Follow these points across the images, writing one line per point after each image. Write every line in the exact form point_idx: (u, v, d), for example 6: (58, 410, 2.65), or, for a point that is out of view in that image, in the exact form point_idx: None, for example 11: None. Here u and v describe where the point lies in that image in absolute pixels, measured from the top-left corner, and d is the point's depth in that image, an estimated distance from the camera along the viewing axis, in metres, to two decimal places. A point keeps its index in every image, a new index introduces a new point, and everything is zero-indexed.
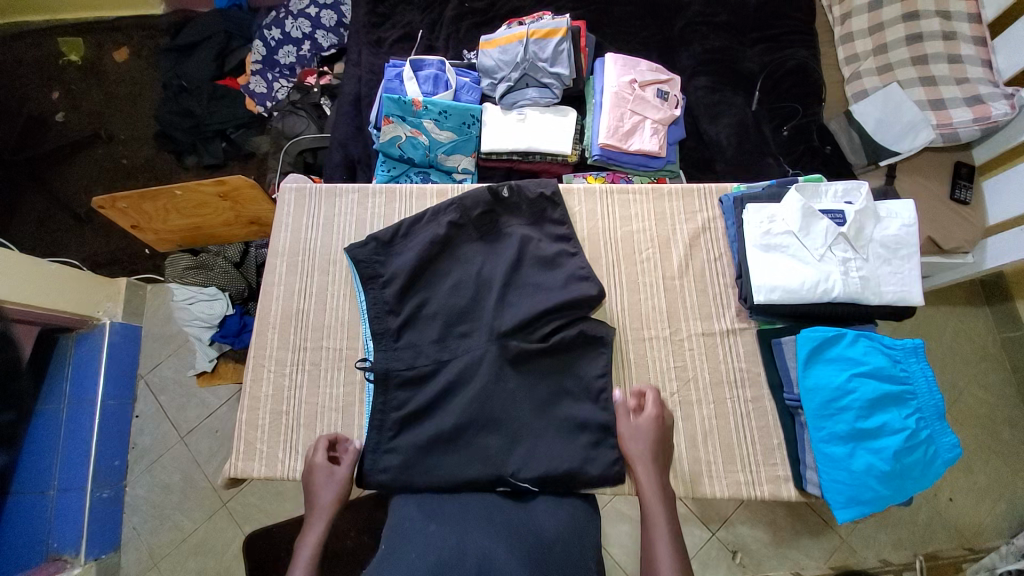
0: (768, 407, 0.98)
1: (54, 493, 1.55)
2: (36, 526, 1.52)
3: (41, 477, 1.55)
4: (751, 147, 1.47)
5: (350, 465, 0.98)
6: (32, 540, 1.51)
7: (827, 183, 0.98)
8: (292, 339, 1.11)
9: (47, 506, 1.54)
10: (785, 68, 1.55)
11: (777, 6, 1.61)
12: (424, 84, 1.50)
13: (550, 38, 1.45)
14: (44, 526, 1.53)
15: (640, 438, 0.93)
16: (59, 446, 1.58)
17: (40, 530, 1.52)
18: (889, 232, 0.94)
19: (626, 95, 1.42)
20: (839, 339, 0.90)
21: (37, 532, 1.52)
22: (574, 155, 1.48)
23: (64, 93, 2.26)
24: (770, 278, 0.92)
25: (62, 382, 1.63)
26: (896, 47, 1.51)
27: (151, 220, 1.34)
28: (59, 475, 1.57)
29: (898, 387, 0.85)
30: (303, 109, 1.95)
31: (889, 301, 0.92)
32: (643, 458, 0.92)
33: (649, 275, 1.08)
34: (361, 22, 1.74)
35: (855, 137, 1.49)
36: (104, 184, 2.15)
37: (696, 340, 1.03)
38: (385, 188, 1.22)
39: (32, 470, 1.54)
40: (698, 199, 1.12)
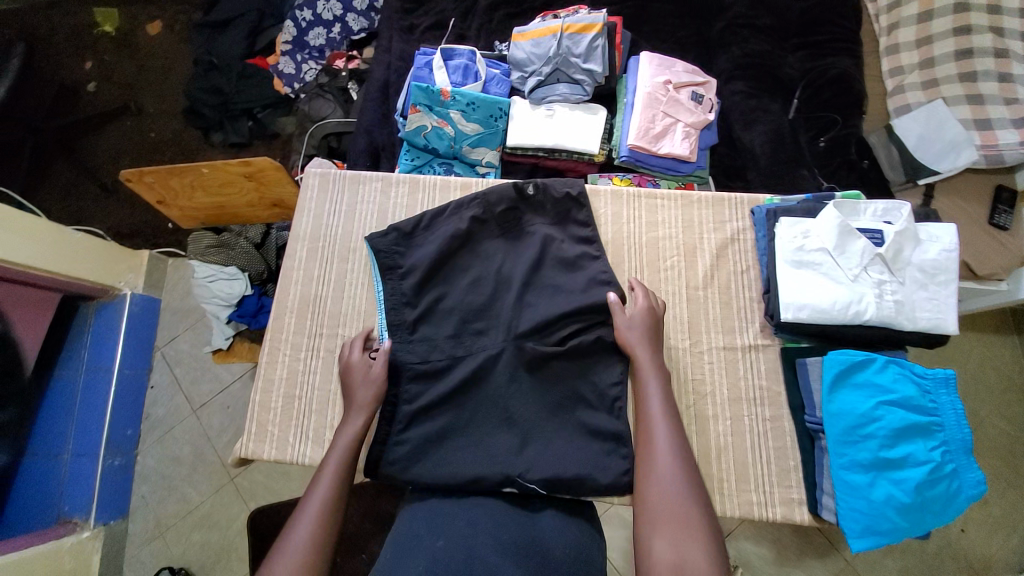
0: (786, 428, 0.96)
1: (67, 458, 1.58)
2: (48, 489, 1.55)
3: (56, 441, 1.57)
4: (785, 157, 1.42)
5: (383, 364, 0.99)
6: (45, 502, 1.54)
7: (866, 201, 0.94)
8: (309, 324, 1.11)
9: (60, 471, 1.57)
10: (826, 77, 1.49)
11: (823, 11, 1.55)
12: (454, 74, 1.48)
13: (585, 33, 1.41)
14: (56, 489, 1.56)
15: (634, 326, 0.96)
16: (74, 412, 1.62)
17: (51, 493, 1.55)
18: (928, 256, 0.90)
19: (659, 97, 1.39)
20: (868, 365, 0.87)
21: (49, 494, 1.55)
22: (602, 154, 1.45)
23: (97, 64, 2.28)
24: (799, 295, 0.89)
25: (80, 349, 1.66)
26: (945, 61, 1.45)
27: (177, 197, 1.35)
28: (73, 440, 1.60)
29: (925, 418, 0.82)
30: (330, 93, 1.95)
31: (923, 328, 0.88)
32: (640, 345, 0.94)
33: (672, 284, 1.06)
34: (393, 8, 1.72)
35: (894, 153, 1.44)
36: (131, 156, 2.17)
37: (716, 354, 1.00)
38: (409, 178, 1.21)
39: (48, 433, 1.56)
40: (728, 209, 1.09)
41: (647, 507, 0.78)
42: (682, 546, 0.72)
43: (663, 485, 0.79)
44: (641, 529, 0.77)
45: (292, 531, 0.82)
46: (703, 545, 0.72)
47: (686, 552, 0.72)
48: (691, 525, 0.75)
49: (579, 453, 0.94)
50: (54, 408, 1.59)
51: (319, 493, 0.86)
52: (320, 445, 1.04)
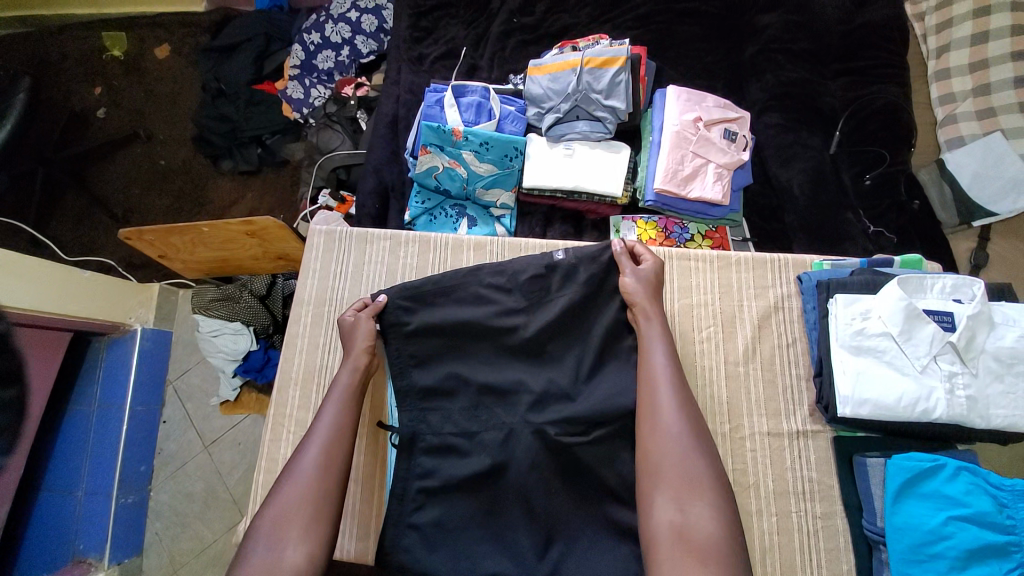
0: (841, 528, 0.86)
1: (81, 495, 1.55)
2: (64, 525, 1.52)
3: (70, 478, 1.55)
4: (825, 198, 1.30)
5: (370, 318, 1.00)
6: (60, 539, 1.52)
7: (932, 275, 0.83)
8: (314, 398, 1.04)
9: (74, 508, 1.54)
10: (871, 107, 1.37)
11: (866, 34, 1.42)
12: (466, 112, 1.39)
13: (607, 67, 1.32)
14: (71, 526, 1.53)
15: (639, 276, 0.96)
16: (87, 449, 1.58)
17: (66, 531, 1.52)
18: (1005, 343, 0.78)
19: (689, 135, 1.28)
20: (936, 472, 0.76)
21: (64, 530, 1.52)
22: (625, 197, 1.35)
23: (106, 90, 2.25)
24: (858, 387, 0.79)
25: (93, 384, 1.63)
26: (1002, 89, 1.29)
27: (179, 251, 1.29)
28: (87, 478, 1.56)
29: (1003, 538, 0.71)
30: (338, 123, 1.88)
31: (998, 427, 0.77)
32: (641, 296, 0.94)
33: (710, 359, 0.95)
34: (402, 36, 1.63)
35: (947, 191, 1.31)
36: (142, 184, 2.13)
37: (760, 441, 0.90)
38: (420, 236, 1.13)
39: (64, 471, 1.55)
40: (770, 272, 0.99)
41: (649, 461, 0.76)
42: (685, 507, 0.70)
43: (670, 449, 0.76)
44: (643, 483, 0.76)
45: (304, 449, 0.83)
46: (709, 501, 0.70)
47: (688, 512, 0.70)
48: (694, 486, 0.72)
49: (607, 551, 0.87)
50: (70, 444, 1.57)
51: (327, 420, 0.87)
52: None
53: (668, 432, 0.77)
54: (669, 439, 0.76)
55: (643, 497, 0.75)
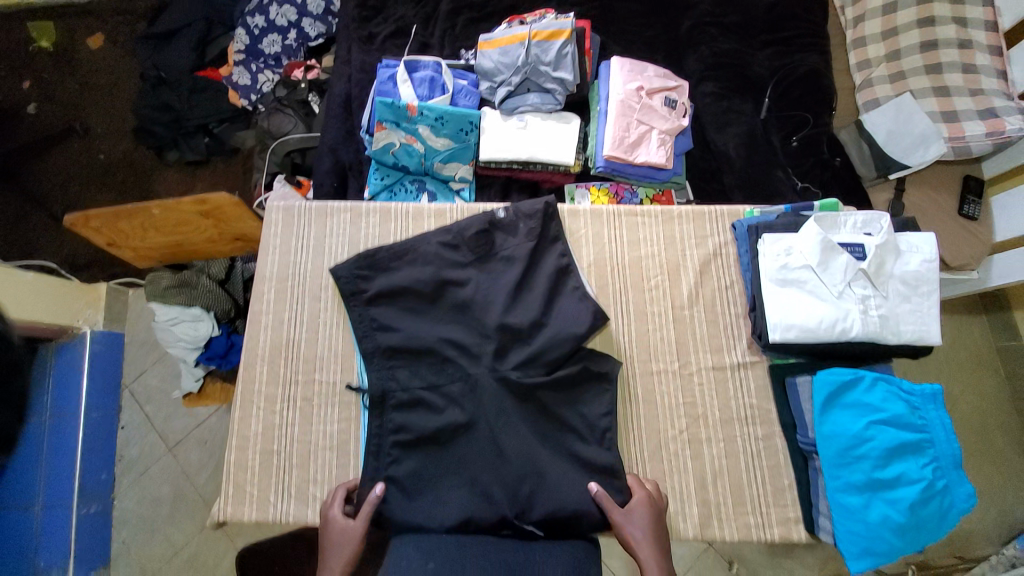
0: (780, 446, 0.96)
1: (39, 509, 1.47)
2: (22, 540, 1.43)
3: (27, 492, 1.44)
4: (759, 158, 1.41)
5: (363, 519, 0.91)
6: (20, 556, 1.42)
7: (846, 213, 0.94)
8: (282, 372, 1.05)
9: (31, 524, 1.45)
10: (796, 74, 1.48)
11: (790, 6, 1.53)
12: (419, 87, 1.42)
13: (553, 40, 1.36)
14: (29, 542, 1.44)
15: (635, 522, 0.88)
16: (43, 460, 1.48)
17: (24, 545, 1.43)
18: (909, 268, 0.90)
19: (633, 104, 1.35)
20: (856, 384, 0.86)
21: (23, 546, 1.43)
22: (577, 165, 1.42)
23: (36, 83, 2.12)
24: (786, 315, 0.89)
25: (43, 394, 1.51)
26: (911, 53, 1.44)
27: (128, 238, 1.26)
28: (44, 491, 1.48)
29: (915, 435, 0.82)
30: (289, 106, 1.85)
31: (906, 341, 0.88)
32: (644, 542, 0.87)
33: (658, 305, 1.04)
34: (350, 16, 1.63)
35: (866, 148, 1.44)
36: (82, 180, 2.03)
37: (706, 375, 0.99)
38: (379, 207, 1.15)
39: (21, 487, 1.42)
40: (709, 222, 1.08)
41: None
42: None
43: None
44: None
45: None
46: None
47: None
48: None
49: (574, 484, 0.93)
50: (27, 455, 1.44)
51: None
52: (304, 502, 0.99)
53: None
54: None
55: None
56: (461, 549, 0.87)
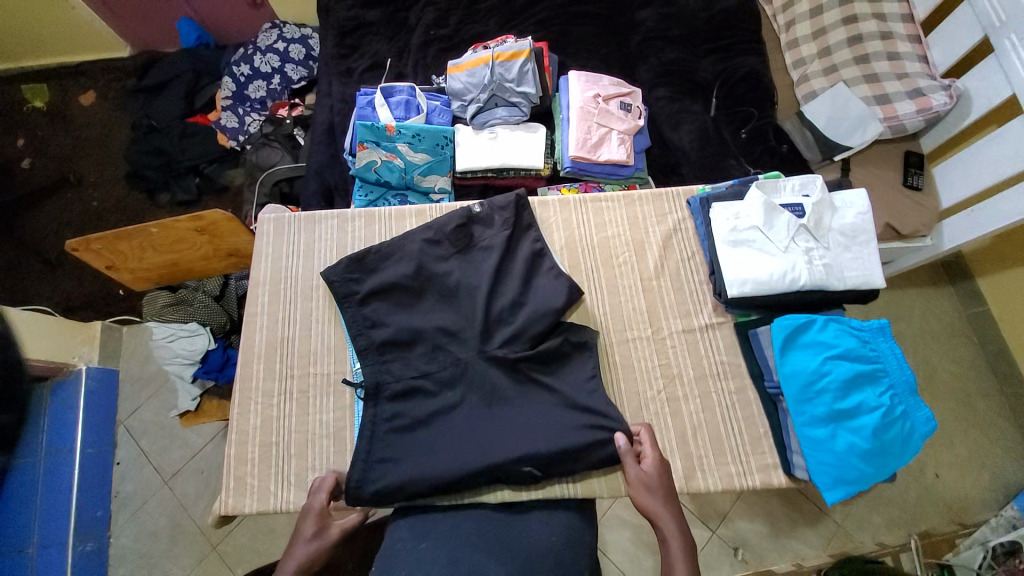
0: (751, 397, 1.02)
1: (33, 550, 1.47)
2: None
3: (19, 534, 1.45)
4: (711, 149, 1.54)
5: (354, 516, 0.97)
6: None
7: (785, 179, 1.04)
8: (278, 368, 1.11)
9: (26, 565, 1.46)
10: (737, 75, 1.63)
11: (727, 18, 1.70)
12: (396, 109, 1.54)
13: (515, 59, 1.49)
14: None
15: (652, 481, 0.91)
16: (37, 500, 1.49)
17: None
18: (846, 221, 1.01)
19: (592, 109, 1.48)
20: (810, 326, 0.94)
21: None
22: (547, 168, 1.53)
23: (30, 139, 2.20)
24: (740, 271, 0.97)
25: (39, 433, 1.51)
26: (840, 48, 1.60)
27: (127, 259, 1.33)
28: (39, 531, 1.49)
29: (869, 366, 0.89)
30: (276, 141, 1.96)
31: (852, 285, 0.97)
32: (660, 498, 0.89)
33: (628, 278, 1.13)
34: (329, 54, 1.78)
35: (808, 133, 1.57)
36: (75, 226, 2.07)
37: (677, 338, 1.07)
38: (364, 212, 1.24)
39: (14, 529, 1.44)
40: (667, 203, 1.18)
41: None
42: None
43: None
44: None
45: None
46: None
47: None
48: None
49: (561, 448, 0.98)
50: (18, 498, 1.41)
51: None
52: (303, 488, 1.04)
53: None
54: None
55: None
56: (455, 527, 0.91)
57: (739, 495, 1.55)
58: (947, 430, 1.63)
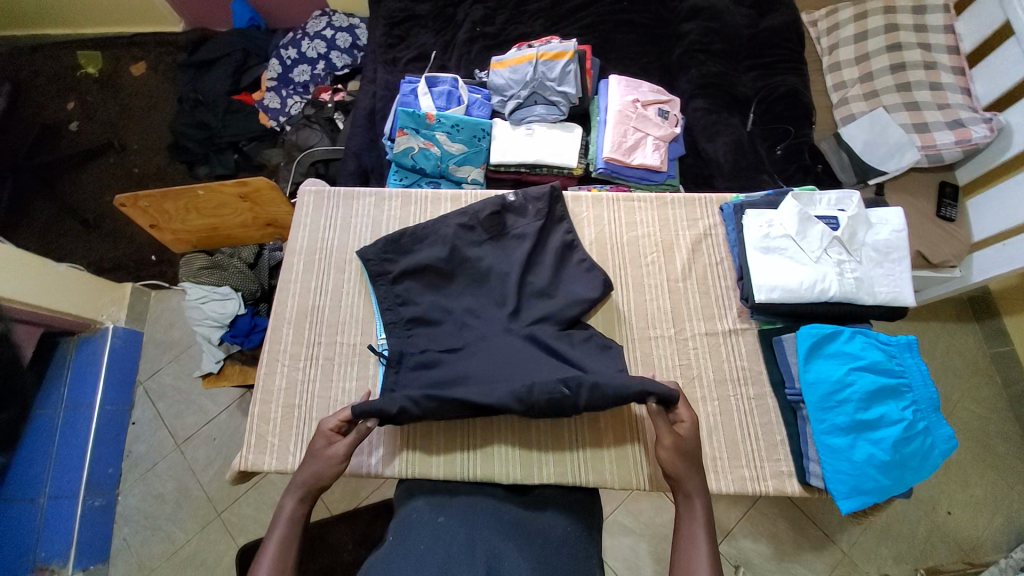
0: (771, 405, 1.03)
1: (44, 500, 1.49)
2: (24, 534, 1.45)
3: (32, 484, 1.49)
4: (747, 163, 1.54)
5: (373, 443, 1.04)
6: (19, 550, 1.44)
7: (821, 192, 1.06)
8: (307, 334, 1.15)
9: (36, 514, 1.48)
10: (777, 93, 1.64)
11: (771, 36, 1.71)
12: (438, 99, 1.58)
13: (558, 59, 1.52)
14: (32, 535, 1.47)
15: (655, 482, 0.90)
16: (53, 452, 1.54)
17: (26, 541, 1.45)
18: (880, 237, 1.01)
19: (629, 113, 1.50)
20: (837, 336, 0.95)
21: (24, 541, 1.45)
22: (580, 168, 1.55)
23: (80, 104, 2.28)
24: (770, 278, 0.98)
25: (59, 387, 1.58)
26: (882, 75, 1.61)
27: (170, 219, 1.39)
28: (51, 483, 1.51)
29: (894, 380, 0.91)
30: (317, 123, 2.00)
31: (881, 301, 0.98)
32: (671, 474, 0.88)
33: (654, 277, 1.14)
34: (377, 43, 1.83)
35: (844, 156, 1.57)
36: (115, 191, 2.14)
37: (700, 340, 1.08)
38: (401, 192, 1.28)
39: (24, 478, 1.48)
40: (699, 207, 1.19)
41: None
42: None
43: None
44: None
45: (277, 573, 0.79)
46: None
47: None
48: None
49: None
50: (31, 450, 1.50)
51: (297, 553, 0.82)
52: None
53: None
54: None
55: None
56: (471, 506, 0.89)
57: (744, 513, 1.54)
58: (963, 469, 1.60)
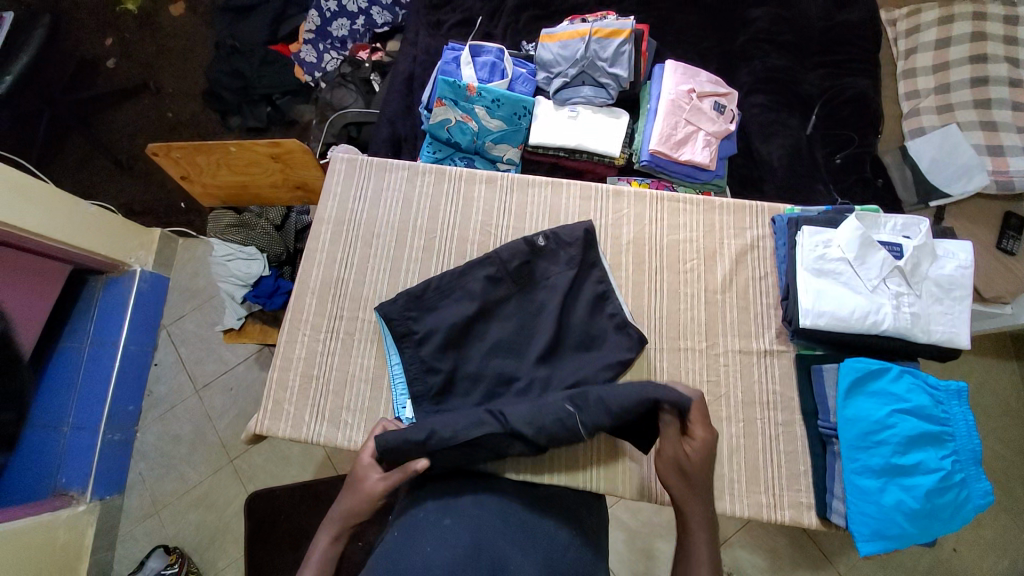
0: (799, 433, 0.98)
1: (67, 430, 1.55)
2: (47, 460, 1.52)
3: (56, 413, 1.55)
4: (801, 169, 1.45)
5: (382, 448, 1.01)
6: (42, 474, 1.51)
7: (887, 215, 0.98)
8: (329, 305, 1.13)
9: (58, 443, 1.54)
10: (843, 96, 1.52)
11: (846, 32, 1.57)
12: (480, 70, 1.50)
13: (613, 37, 1.42)
14: (55, 460, 1.53)
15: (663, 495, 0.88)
16: (76, 385, 1.58)
17: (48, 467, 1.52)
18: (944, 272, 0.94)
19: (683, 104, 1.41)
20: (883, 374, 0.89)
21: (47, 465, 1.52)
22: (622, 157, 1.47)
23: (117, 40, 2.24)
24: (819, 303, 0.93)
25: (86, 322, 1.63)
26: (960, 88, 1.48)
27: (201, 172, 1.37)
28: (74, 413, 1.57)
29: (937, 427, 0.85)
30: (352, 83, 1.93)
31: (935, 341, 0.92)
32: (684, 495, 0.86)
33: (692, 285, 1.08)
34: (422, 3, 1.74)
35: (908, 172, 1.47)
36: (147, 134, 2.12)
37: (732, 356, 1.03)
38: (435, 169, 1.22)
39: (49, 405, 1.55)
40: (749, 216, 1.12)
41: None
42: None
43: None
44: None
45: None
46: None
47: None
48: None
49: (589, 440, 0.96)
50: (58, 379, 1.57)
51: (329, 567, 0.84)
52: (334, 426, 1.06)
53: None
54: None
55: None
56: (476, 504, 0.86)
57: (744, 524, 1.51)
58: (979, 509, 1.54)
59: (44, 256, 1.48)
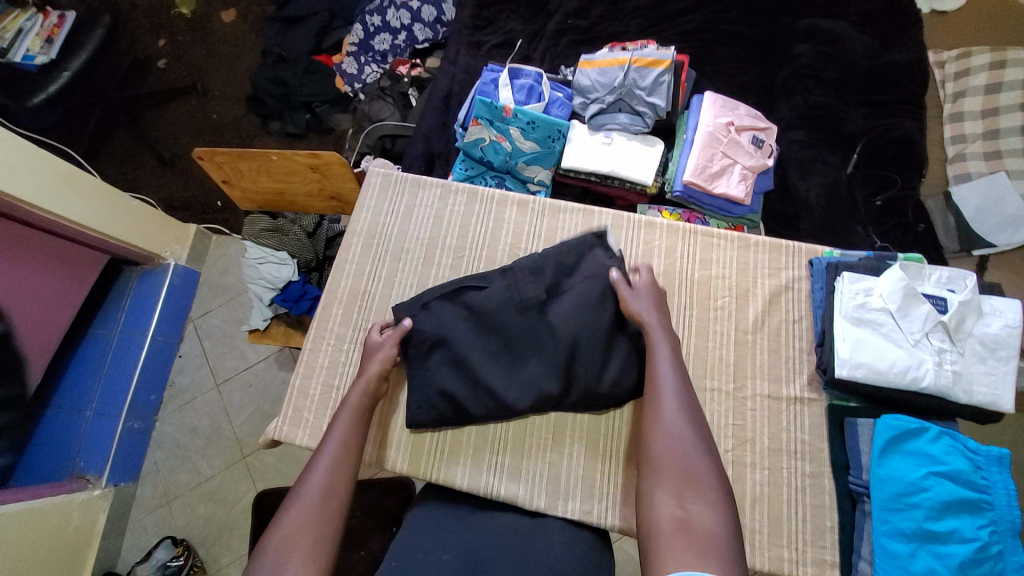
0: (827, 487, 0.95)
1: (89, 415, 1.59)
2: (68, 442, 1.57)
3: (81, 398, 1.60)
4: (838, 211, 1.42)
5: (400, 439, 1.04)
6: (64, 455, 1.56)
7: (930, 267, 0.95)
8: (355, 316, 1.14)
9: (81, 426, 1.59)
10: (887, 136, 1.49)
11: (891, 73, 1.55)
12: (518, 92, 1.51)
13: (653, 67, 1.42)
14: (76, 442, 1.58)
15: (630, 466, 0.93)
16: (103, 370, 1.64)
17: (69, 450, 1.56)
18: (990, 330, 0.90)
19: (719, 137, 1.40)
20: (920, 434, 0.86)
21: (68, 448, 1.57)
22: (654, 186, 1.46)
23: (170, 43, 2.34)
24: (855, 353, 0.90)
25: (118, 312, 1.69)
26: (1010, 135, 1.44)
27: (241, 178, 1.41)
28: (97, 400, 1.61)
29: (975, 494, 0.81)
30: (391, 96, 1.97)
31: (976, 402, 0.88)
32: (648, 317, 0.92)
33: (721, 324, 1.06)
34: (464, 23, 1.76)
35: (951, 219, 1.41)
36: (191, 133, 2.20)
37: (760, 401, 1.00)
38: (468, 188, 1.23)
39: (76, 390, 1.61)
40: (785, 256, 1.10)
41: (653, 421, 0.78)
42: (683, 496, 0.68)
43: (669, 439, 0.73)
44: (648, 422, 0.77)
45: (303, 484, 0.79)
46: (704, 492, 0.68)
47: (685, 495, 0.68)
48: (700, 484, 0.68)
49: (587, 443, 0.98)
50: (86, 364, 1.64)
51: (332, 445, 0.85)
52: None
53: (678, 442, 0.73)
54: (696, 470, 0.70)
55: (643, 492, 0.72)
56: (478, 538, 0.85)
57: None
58: None
59: (83, 245, 1.53)
